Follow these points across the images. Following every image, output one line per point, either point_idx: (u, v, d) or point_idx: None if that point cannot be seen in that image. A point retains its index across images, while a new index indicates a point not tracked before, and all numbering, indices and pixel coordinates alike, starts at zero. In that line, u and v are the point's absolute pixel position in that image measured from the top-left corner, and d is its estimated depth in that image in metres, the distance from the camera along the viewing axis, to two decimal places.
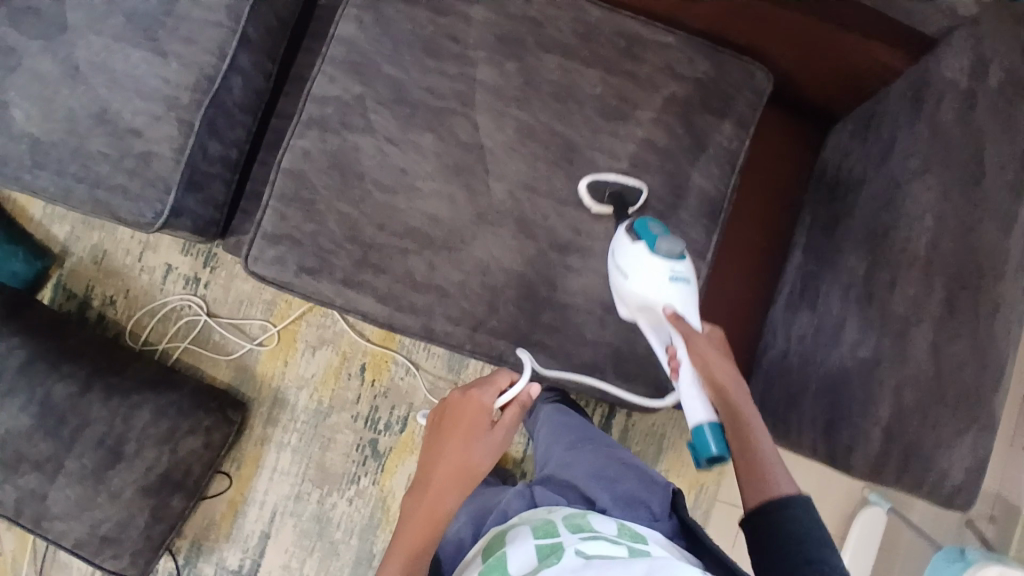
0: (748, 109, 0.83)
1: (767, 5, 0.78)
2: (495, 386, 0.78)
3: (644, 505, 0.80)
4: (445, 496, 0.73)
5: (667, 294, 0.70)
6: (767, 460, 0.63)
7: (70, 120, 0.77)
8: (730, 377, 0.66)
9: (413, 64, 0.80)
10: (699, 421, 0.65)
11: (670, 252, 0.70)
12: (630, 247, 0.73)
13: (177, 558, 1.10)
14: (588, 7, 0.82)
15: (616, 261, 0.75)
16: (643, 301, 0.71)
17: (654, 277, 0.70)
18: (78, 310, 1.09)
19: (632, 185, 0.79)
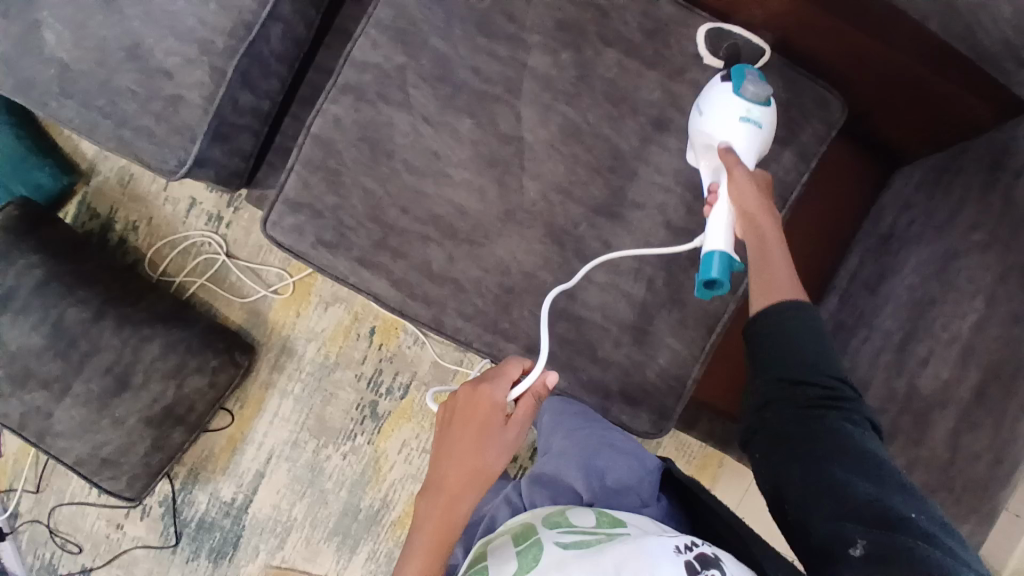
0: (814, 139, 0.76)
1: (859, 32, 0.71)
2: (506, 378, 0.72)
3: (634, 491, 0.76)
4: (461, 502, 0.71)
5: (731, 128, 0.68)
6: (782, 278, 0.61)
7: (100, 49, 0.74)
8: (766, 213, 0.64)
9: (463, 40, 0.75)
10: (713, 248, 0.64)
11: (755, 95, 0.68)
12: (717, 86, 0.70)
13: (174, 483, 1.15)
14: (660, 2, 0.75)
15: (697, 101, 0.73)
16: (704, 136, 0.70)
17: (727, 111, 0.68)
18: (100, 231, 1.09)
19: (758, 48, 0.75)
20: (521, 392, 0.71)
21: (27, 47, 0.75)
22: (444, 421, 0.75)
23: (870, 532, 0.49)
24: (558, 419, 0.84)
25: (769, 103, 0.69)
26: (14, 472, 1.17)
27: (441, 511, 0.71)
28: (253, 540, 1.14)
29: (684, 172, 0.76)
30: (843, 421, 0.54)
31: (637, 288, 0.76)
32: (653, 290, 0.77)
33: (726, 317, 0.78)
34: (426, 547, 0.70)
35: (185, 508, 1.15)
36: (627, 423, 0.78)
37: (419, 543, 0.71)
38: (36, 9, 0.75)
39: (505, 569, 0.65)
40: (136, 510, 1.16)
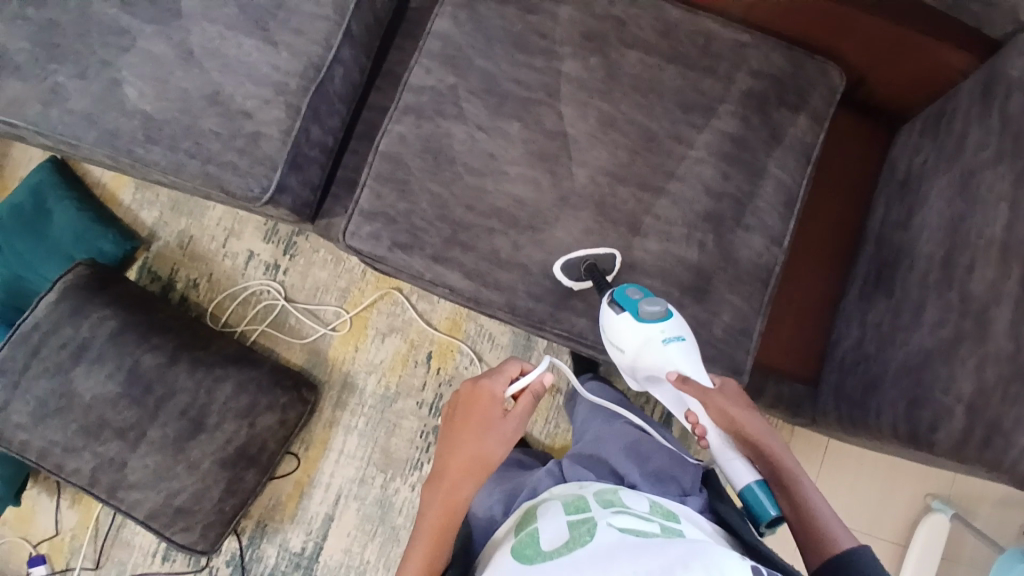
0: (822, 103, 0.86)
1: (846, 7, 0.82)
2: (506, 375, 0.82)
3: (675, 481, 0.81)
4: (461, 485, 0.78)
5: (670, 359, 0.75)
6: (821, 520, 0.70)
7: (184, 100, 0.84)
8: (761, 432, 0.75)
9: (504, 57, 0.86)
10: (748, 482, 0.73)
11: (657, 311, 0.75)
12: (618, 319, 0.76)
13: (241, 538, 1.13)
14: (666, 6, 0.87)
15: (609, 336, 0.78)
16: (649, 369, 0.76)
17: (651, 346, 0.75)
18: (162, 291, 1.15)
19: (604, 254, 0.81)
20: (520, 385, 0.79)
21: (108, 102, 0.85)
22: (448, 419, 0.83)
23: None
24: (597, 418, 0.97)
25: (668, 310, 0.76)
26: (71, 550, 1.14)
27: (444, 498, 0.77)
28: None
29: (713, 144, 0.84)
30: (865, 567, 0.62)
31: (691, 253, 0.82)
32: (706, 252, 0.82)
33: (777, 270, 0.84)
34: (432, 528, 0.77)
35: (255, 564, 1.12)
36: None
37: (425, 527, 0.77)
38: (118, 71, 0.85)
39: (558, 536, 0.68)
40: (202, 574, 1.12)
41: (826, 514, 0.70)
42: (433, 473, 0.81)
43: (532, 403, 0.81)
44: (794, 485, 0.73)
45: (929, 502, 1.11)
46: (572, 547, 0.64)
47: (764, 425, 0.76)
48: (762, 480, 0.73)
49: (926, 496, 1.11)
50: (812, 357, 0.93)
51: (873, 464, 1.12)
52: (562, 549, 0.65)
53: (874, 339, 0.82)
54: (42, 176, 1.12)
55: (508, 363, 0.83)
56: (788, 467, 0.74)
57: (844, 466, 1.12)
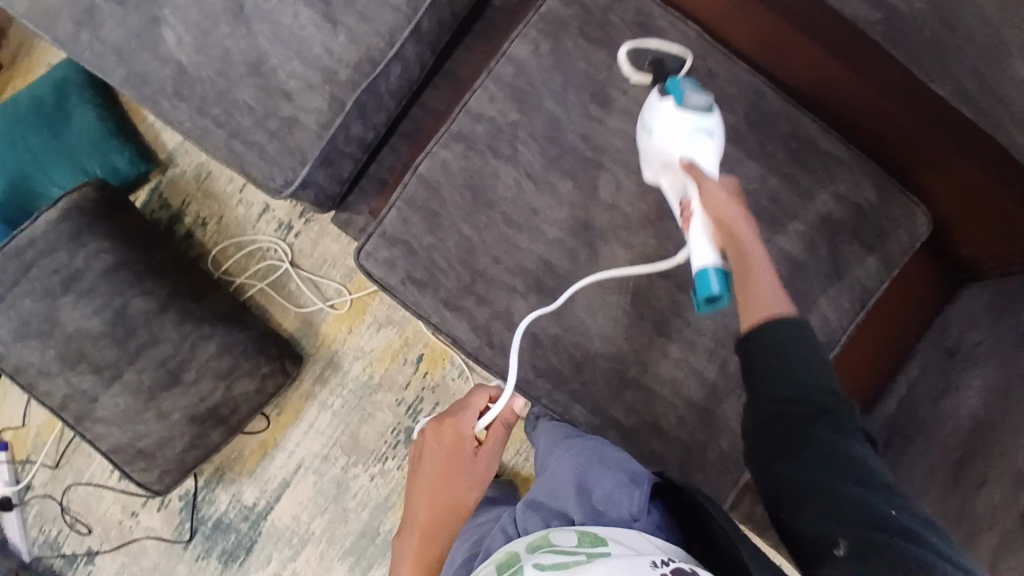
0: (897, 249, 0.78)
1: (949, 148, 0.72)
2: (472, 410, 0.81)
3: (620, 507, 0.69)
4: (435, 530, 0.79)
5: (689, 146, 0.68)
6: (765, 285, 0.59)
7: (223, 59, 0.76)
8: (737, 217, 0.62)
9: (577, 107, 0.77)
10: (704, 264, 0.62)
11: (699, 104, 0.69)
12: (658, 103, 0.71)
13: (199, 479, 1.15)
14: (769, 97, 0.78)
15: (643, 120, 0.73)
16: (663, 155, 0.70)
17: (679, 128, 0.68)
18: (168, 221, 1.11)
19: (677, 53, 0.77)
20: (488, 419, 0.78)
21: (141, 40, 0.77)
22: (418, 458, 0.83)
23: (868, 543, 0.49)
24: (552, 441, 0.79)
25: (713, 108, 0.70)
26: (34, 444, 1.17)
27: (420, 542, 0.78)
28: (267, 547, 1.14)
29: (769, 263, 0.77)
30: (832, 431, 0.54)
31: (709, 369, 0.78)
32: (724, 373, 0.78)
33: None
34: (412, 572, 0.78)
35: (205, 506, 1.15)
36: None
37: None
38: (159, 7, 0.77)
39: None
40: (155, 500, 1.15)
41: (771, 285, 0.59)
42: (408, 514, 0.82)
43: (503, 434, 0.81)
44: (748, 256, 0.60)
45: None
46: None
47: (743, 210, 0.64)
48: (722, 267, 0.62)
49: None
50: None
51: None
52: None
53: None
54: (67, 71, 1.05)
55: (474, 394, 0.82)
56: (751, 243, 0.61)
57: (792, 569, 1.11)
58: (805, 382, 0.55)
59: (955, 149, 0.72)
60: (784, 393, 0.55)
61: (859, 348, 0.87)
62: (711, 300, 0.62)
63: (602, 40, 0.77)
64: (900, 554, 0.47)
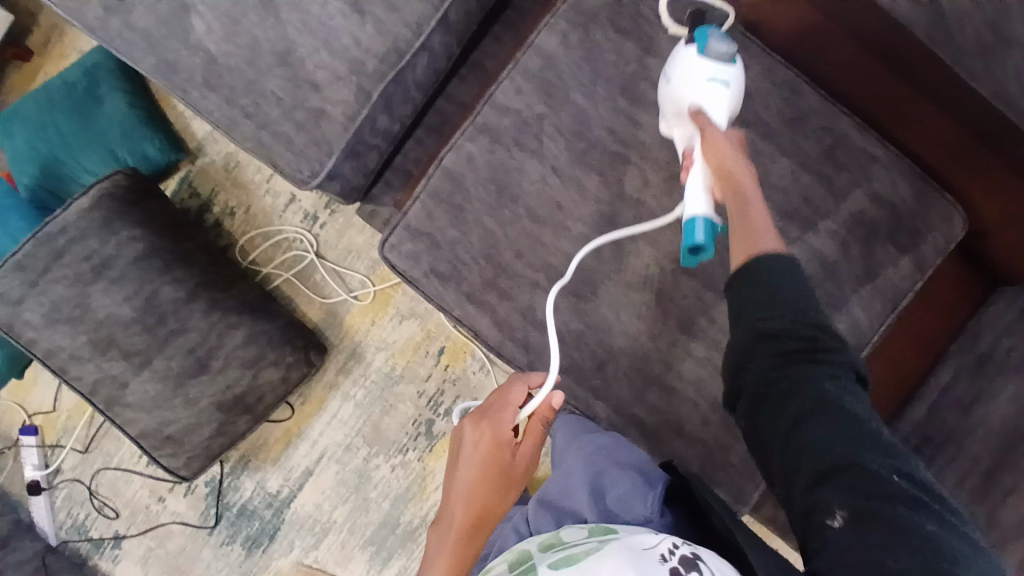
0: (936, 249, 0.75)
1: (990, 155, 0.71)
2: (511, 406, 0.74)
3: (634, 505, 0.69)
4: (472, 536, 0.72)
5: (704, 93, 0.66)
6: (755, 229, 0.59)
7: (252, 50, 0.77)
8: (741, 167, 0.62)
9: (606, 100, 0.76)
10: (694, 213, 0.61)
11: (720, 53, 0.66)
12: (680, 50, 0.68)
13: (224, 465, 1.17)
14: (804, 91, 0.75)
15: (665, 67, 0.71)
16: (675, 103, 0.68)
17: (695, 73, 0.66)
18: (198, 210, 1.12)
19: (719, 8, 0.75)
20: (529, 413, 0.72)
21: (172, 29, 0.78)
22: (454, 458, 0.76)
23: (863, 506, 0.46)
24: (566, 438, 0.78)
25: (736, 58, 0.67)
26: (64, 428, 1.19)
27: (454, 551, 0.71)
28: (290, 534, 1.15)
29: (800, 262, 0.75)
30: (824, 372, 0.52)
31: None
32: None
33: None
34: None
35: (230, 492, 1.17)
36: None
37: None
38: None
39: None
40: (181, 486, 1.18)
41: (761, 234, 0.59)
42: (442, 519, 0.75)
43: (542, 431, 0.75)
44: (745, 204, 0.60)
45: None
46: None
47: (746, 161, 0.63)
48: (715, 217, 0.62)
49: None
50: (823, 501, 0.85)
51: None
52: None
53: None
54: (100, 59, 1.07)
55: (511, 386, 0.75)
56: (749, 189, 0.61)
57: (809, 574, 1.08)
58: (795, 311, 0.54)
59: (994, 155, 0.70)
60: (773, 323, 0.54)
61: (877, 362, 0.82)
62: (697, 249, 0.62)
63: (632, 31, 0.76)
64: (893, 515, 0.45)
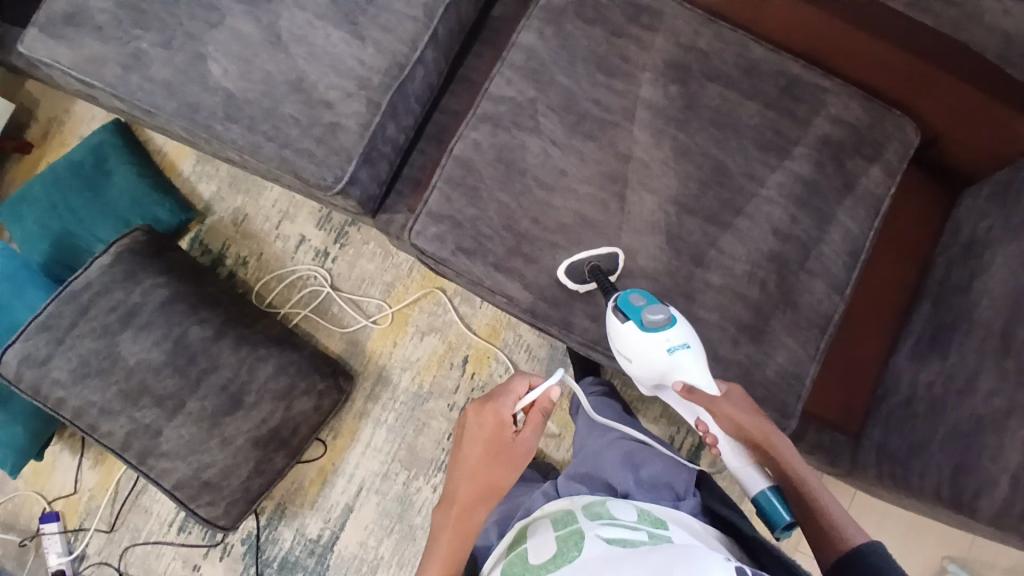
0: (897, 156, 0.85)
1: (931, 68, 0.81)
2: (512, 396, 0.82)
3: (668, 487, 0.83)
4: (474, 509, 0.79)
5: (679, 366, 0.74)
6: (829, 517, 0.70)
7: (267, 83, 0.86)
8: (767, 433, 0.74)
9: (586, 77, 0.86)
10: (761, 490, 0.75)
11: (658, 321, 0.73)
12: (622, 329, 0.74)
13: (260, 518, 1.14)
14: (751, 45, 0.87)
15: (614, 345, 0.77)
16: (655, 377, 0.76)
17: (658, 355, 0.73)
18: (211, 264, 1.17)
19: (607, 254, 0.81)
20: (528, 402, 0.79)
21: (190, 75, 0.86)
22: (458, 440, 0.84)
23: None
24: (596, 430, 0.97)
25: (671, 315, 0.74)
26: (87, 509, 1.15)
27: (456, 522, 0.78)
28: None
29: (785, 186, 0.84)
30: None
31: (752, 290, 0.82)
32: (767, 292, 0.82)
33: (835, 319, 0.83)
34: (442, 556, 0.76)
35: (269, 546, 1.13)
36: None
37: (436, 553, 0.77)
38: (203, 46, 0.87)
39: (547, 551, 0.69)
40: (216, 549, 1.13)
41: (840, 516, 0.70)
42: (445, 496, 0.82)
43: (542, 419, 0.82)
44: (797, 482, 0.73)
45: (946, 564, 1.05)
46: (561, 558, 0.67)
47: (771, 426, 0.75)
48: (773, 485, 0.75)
49: (943, 557, 1.06)
50: (856, 409, 0.89)
51: (894, 519, 1.07)
52: (554, 564, 0.67)
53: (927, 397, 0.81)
54: (103, 137, 1.14)
55: (514, 380, 0.83)
56: (786, 456, 0.74)
57: (870, 521, 1.07)
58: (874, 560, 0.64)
59: (937, 69, 0.80)
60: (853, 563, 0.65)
61: (821, 395, 0.88)
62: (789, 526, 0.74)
63: (596, 19, 0.88)
64: None
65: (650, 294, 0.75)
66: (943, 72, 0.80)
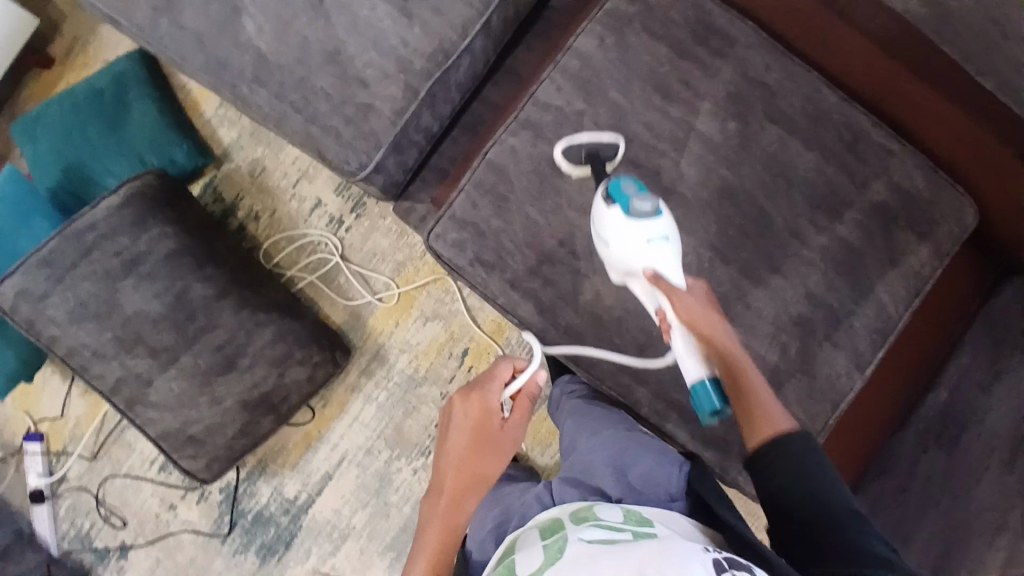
0: (948, 238, 0.81)
1: (1003, 153, 0.75)
2: (498, 381, 0.81)
3: (661, 486, 0.75)
4: (464, 500, 0.78)
5: (654, 259, 0.69)
6: (763, 405, 0.61)
7: (303, 48, 0.80)
8: (713, 323, 0.63)
9: (641, 98, 0.81)
10: (695, 381, 0.63)
11: (645, 211, 0.69)
12: (606, 213, 0.71)
13: (241, 471, 1.15)
14: (822, 91, 0.81)
15: (596, 227, 0.73)
16: (625, 264, 0.71)
17: (634, 242, 0.69)
18: (222, 213, 1.14)
19: (609, 141, 0.79)
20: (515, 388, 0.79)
21: (222, 28, 0.81)
22: (444, 428, 0.82)
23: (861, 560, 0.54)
24: (580, 427, 0.84)
25: (661, 208, 0.70)
26: (72, 435, 1.16)
27: (447, 512, 0.78)
28: (306, 541, 1.13)
29: (827, 249, 0.80)
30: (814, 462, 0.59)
31: (771, 353, 0.79)
32: (785, 357, 0.79)
33: (850, 396, 0.80)
34: (433, 548, 0.76)
35: (246, 499, 1.15)
36: (742, 485, 0.80)
37: (427, 545, 0.77)
38: None
39: (533, 562, 0.63)
40: (194, 493, 1.15)
41: (772, 402, 0.61)
42: (433, 485, 0.81)
43: (529, 405, 0.82)
44: (736, 371, 0.62)
45: None
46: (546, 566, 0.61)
47: (714, 313, 0.64)
48: (711, 374, 0.63)
49: None
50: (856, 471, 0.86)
51: None
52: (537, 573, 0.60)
53: (922, 487, 0.80)
54: (126, 66, 1.08)
55: (498, 365, 0.82)
56: (725, 340, 0.63)
57: None
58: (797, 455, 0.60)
59: (1011, 155, 0.74)
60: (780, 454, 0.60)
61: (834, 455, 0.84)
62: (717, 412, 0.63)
63: (662, 34, 0.81)
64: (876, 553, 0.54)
65: (646, 186, 0.71)
66: (1015, 161, 0.74)
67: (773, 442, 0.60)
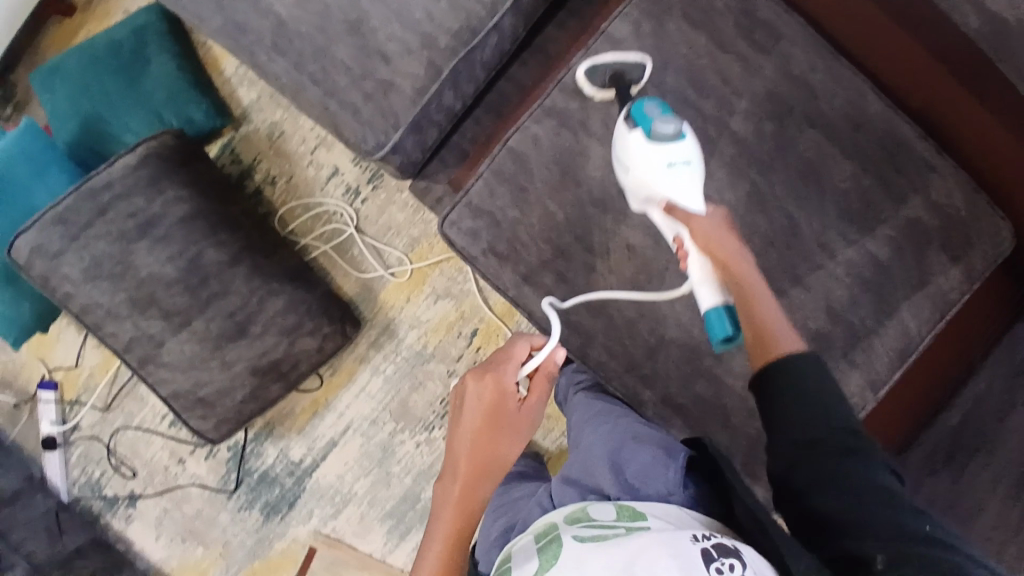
0: (984, 260, 0.77)
1: None
2: (514, 361, 0.76)
3: (657, 480, 0.68)
4: (479, 483, 0.75)
5: (675, 184, 0.66)
6: (773, 325, 0.60)
7: (324, 17, 0.77)
8: (728, 249, 0.63)
9: (674, 91, 0.77)
10: (707, 307, 0.63)
11: (668, 134, 0.67)
12: (627, 136, 0.69)
13: (249, 432, 1.17)
14: (867, 95, 0.76)
15: (617, 152, 0.72)
16: (644, 191, 0.69)
17: (654, 164, 0.67)
18: (239, 175, 1.13)
19: (635, 62, 0.75)
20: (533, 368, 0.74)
21: None
22: (455, 408, 0.78)
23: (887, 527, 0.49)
24: (584, 423, 0.81)
25: (684, 132, 0.68)
26: (85, 385, 1.19)
27: (462, 495, 0.75)
28: (309, 503, 1.16)
29: (855, 264, 0.76)
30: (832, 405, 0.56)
31: None
32: None
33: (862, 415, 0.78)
34: (448, 530, 0.74)
35: (252, 458, 1.17)
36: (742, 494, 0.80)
37: (442, 527, 0.75)
38: None
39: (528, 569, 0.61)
40: (202, 450, 1.17)
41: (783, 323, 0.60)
42: (446, 465, 0.77)
43: (546, 386, 0.77)
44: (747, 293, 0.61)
45: None
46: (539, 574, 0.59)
47: (731, 238, 0.64)
48: (724, 302, 0.62)
49: None
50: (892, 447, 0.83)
51: None
52: None
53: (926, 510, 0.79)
54: (147, 20, 1.06)
55: (514, 344, 0.77)
56: (738, 261, 0.62)
57: None
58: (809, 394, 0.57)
59: None
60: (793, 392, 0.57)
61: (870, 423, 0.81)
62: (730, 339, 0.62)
63: (703, 24, 0.77)
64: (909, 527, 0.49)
65: (669, 109, 0.69)
66: None
67: (780, 361, 0.58)
